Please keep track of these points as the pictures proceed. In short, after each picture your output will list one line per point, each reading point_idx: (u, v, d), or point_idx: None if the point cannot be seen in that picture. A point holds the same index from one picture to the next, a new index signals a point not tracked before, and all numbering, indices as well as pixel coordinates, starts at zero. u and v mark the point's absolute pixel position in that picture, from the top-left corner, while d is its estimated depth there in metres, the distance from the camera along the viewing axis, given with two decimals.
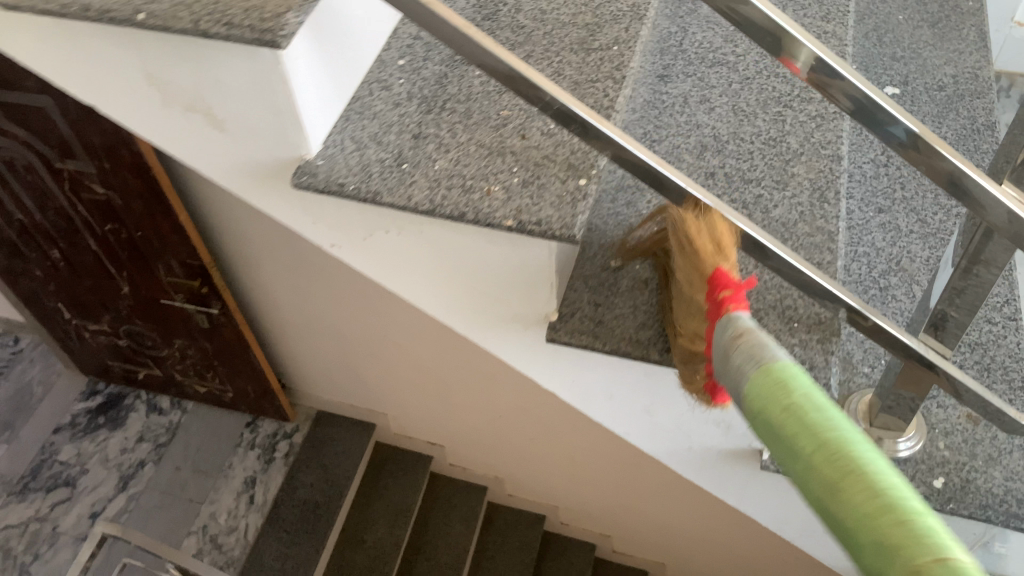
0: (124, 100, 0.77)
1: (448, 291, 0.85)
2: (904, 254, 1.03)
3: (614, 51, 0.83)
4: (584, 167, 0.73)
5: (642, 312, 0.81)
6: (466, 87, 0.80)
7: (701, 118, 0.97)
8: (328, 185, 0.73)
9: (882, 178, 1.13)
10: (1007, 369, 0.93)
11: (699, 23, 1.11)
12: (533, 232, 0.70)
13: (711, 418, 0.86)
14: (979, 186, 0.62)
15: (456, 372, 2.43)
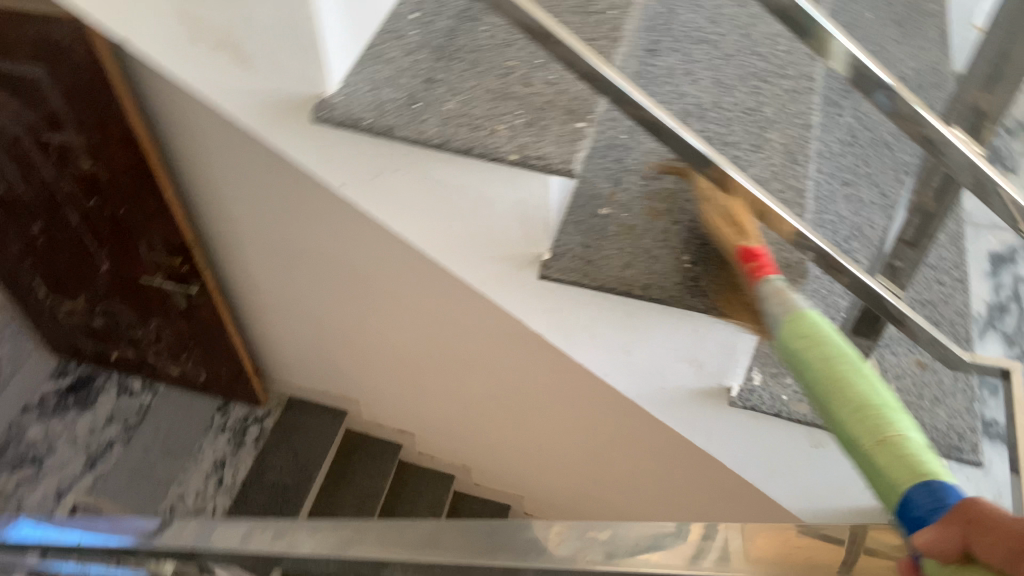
0: (154, 35, 0.82)
1: (447, 231, 0.91)
2: (865, 222, 1.13)
3: (610, 15, 0.93)
4: (583, 113, 0.81)
5: (626, 254, 0.89)
6: (474, 39, 0.89)
7: (686, 88, 1.06)
8: (346, 120, 0.79)
9: (847, 156, 1.23)
10: (954, 324, 1.03)
11: (685, 6, 1.20)
12: (535, 166, 0.77)
13: (685, 357, 0.94)
14: (936, 129, 0.74)
15: (428, 364, 2.44)
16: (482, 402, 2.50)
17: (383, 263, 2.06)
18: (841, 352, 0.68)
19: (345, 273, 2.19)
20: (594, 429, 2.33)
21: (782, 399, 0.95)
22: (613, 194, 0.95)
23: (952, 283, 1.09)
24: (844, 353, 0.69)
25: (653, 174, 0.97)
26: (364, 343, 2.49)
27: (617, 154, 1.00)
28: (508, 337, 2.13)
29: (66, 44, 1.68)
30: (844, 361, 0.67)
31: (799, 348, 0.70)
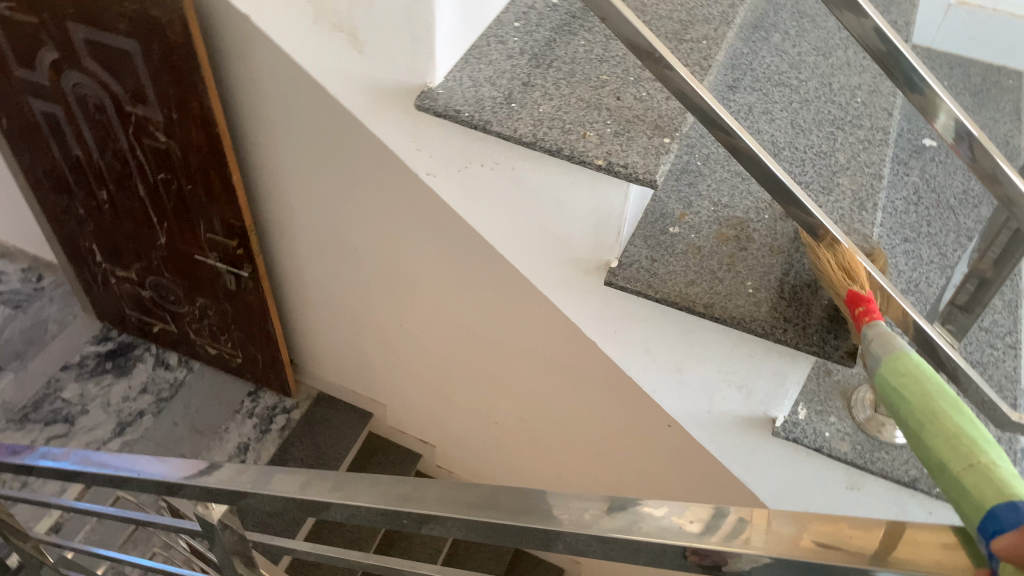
0: (279, 15, 0.89)
1: (522, 228, 0.95)
2: (922, 279, 1.15)
3: (704, 45, 0.97)
4: (670, 130, 0.85)
5: (692, 271, 0.92)
6: (572, 53, 0.94)
7: (762, 126, 1.11)
8: (446, 111, 0.84)
9: (910, 214, 1.26)
10: (1002, 386, 1.05)
11: (768, 49, 1.25)
12: (619, 174, 0.81)
13: (734, 382, 0.97)
14: (1011, 180, 0.79)
15: (460, 374, 2.47)
16: (508, 418, 2.52)
17: (430, 270, 2.11)
18: (932, 389, 0.63)
19: (391, 274, 2.24)
20: (615, 461, 2.33)
21: (824, 434, 0.96)
22: (683, 215, 0.99)
23: (1003, 347, 1.11)
24: (941, 388, 0.63)
25: (724, 202, 1.00)
26: (399, 346, 2.53)
27: (690, 179, 1.03)
28: (543, 357, 2.15)
29: (165, 20, 1.75)
30: (936, 394, 0.62)
31: (895, 386, 0.66)
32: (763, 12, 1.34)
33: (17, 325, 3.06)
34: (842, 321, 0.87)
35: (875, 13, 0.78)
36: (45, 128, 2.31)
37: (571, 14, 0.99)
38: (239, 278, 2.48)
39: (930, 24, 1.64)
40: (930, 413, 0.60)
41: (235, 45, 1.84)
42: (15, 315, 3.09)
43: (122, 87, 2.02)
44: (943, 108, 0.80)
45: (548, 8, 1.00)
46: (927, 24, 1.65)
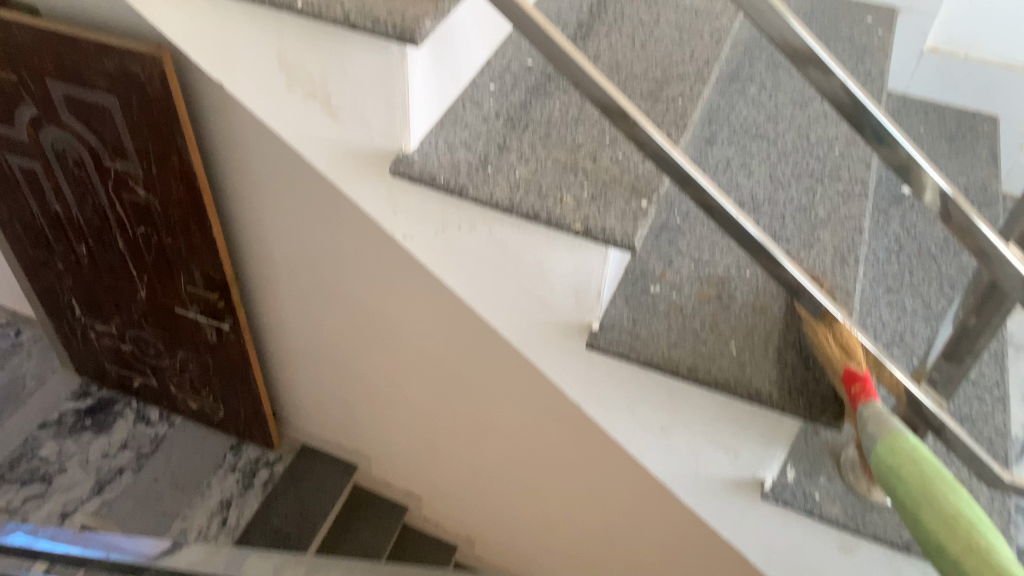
0: (251, 77, 0.87)
1: (502, 291, 0.94)
2: (906, 330, 1.14)
3: (679, 104, 0.97)
4: (647, 191, 0.84)
5: (675, 332, 0.90)
6: (548, 113, 0.94)
7: (741, 180, 1.12)
8: (422, 175, 0.83)
9: (892, 264, 1.25)
10: (992, 441, 1.03)
11: (744, 102, 1.27)
12: (597, 238, 0.79)
13: (722, 445, 0.95)
14: (992, 243, 0.75)
15: (447, 424, 2.42)
16: (496, 469, 2.47)
17: (416, 322, 2.10)
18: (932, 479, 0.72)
19: (375, 326, 2.22)
20: (607, 509, 2.30)
21: (813, 496, 0.95)
22: (664, 273, 0.98)
23: (991, 398, 1.10)
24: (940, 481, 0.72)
25: (705, 259, 1.00)
26: (383, 398, 2.50)
27: (669, 237, 1.03)
28: (529, 407, 2.13)
29: (143, 77, 1.74)
30: (940, 486, 0.71)
31: (897, 467, 0.74)
32: (738, 64, 1.35)
33: None
34: (829, 381, 0.85)
35: (841, 71, 0.83)
36: (22, 183, 2.28)
37: (546, 76, 1.00)
38: (220, 331, 2.44)
39: (903, 69, 1.66)
40: (942, 510, 0.69)
41: (214, 100, 1.84)
42: None
43: (101, 143, 2.01)
44: (929, 184, 0.81)
45: (523, 69, 1.01)
46: (900, 70, 1.67)
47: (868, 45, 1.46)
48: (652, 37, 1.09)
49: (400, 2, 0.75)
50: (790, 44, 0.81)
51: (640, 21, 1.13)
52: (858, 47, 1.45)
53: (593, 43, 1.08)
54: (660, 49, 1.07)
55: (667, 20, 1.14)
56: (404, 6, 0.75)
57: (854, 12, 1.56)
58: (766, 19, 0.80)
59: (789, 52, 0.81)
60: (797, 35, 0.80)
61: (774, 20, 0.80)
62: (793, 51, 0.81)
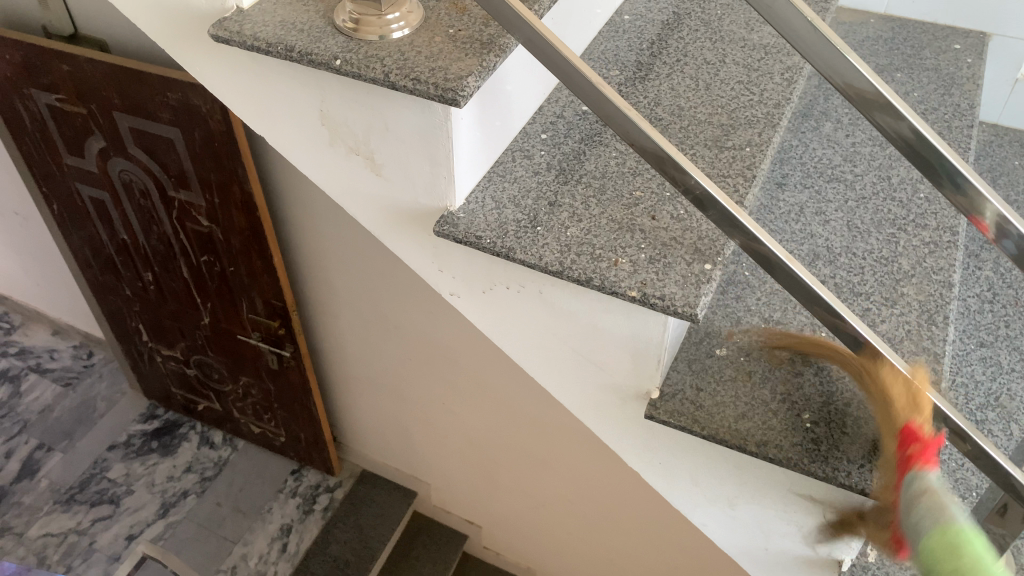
0: (293, 131, 0.83)
1: (553, 352, 0.88)
2: (1002, 390, 1.04)
3: (746, 151, 0.91)
4: (711, 253, 0.78)
5: (743, 402, 0.83)
6: (602, 165, 0.89)
7: (816, 229, 1.04)
8: (468, 238, 0.78)
9: (985, 314, 1.15)
10: None
11: (819, 142, 1.19)
12: (655, 305, 0.73)
13: (794, 519, 0.86)
14: None
15: (508, 451, 2.34)
16: (560, 499, 2.38)
17: (477, 353, 2.07)
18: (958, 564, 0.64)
19: (434, 359, 2.20)
20: (680, 544, 2.19)
21: None
22: (731, 333, 0.91)
23: None
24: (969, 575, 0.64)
25: (775, 318, 0.92)
26: (440, 428, 2.47)
27: (737, 292, 0.95)
28: (591, 444, 2.09)
29: (205, 111, 1.76)
30: None
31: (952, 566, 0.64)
32: (811, 99, 1.28)
33: (68, 403, 3.03)
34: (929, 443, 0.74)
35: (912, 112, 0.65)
36: (92, 212, 2.34)
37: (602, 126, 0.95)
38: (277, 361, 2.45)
39: (996, 99, 1.55)
40: None
41: None
42: (66, 394, 3.06)
43: (166, 174, 2.03)
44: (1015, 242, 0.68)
45: (577, 115, 0.96)
46: (992, 99, 1.55)
47: (956, 75, 1.36)
48: (717, 77, 1.03)
49: (441, 58, 0.71)
50: (854, 86, 0.65)
51: (705, 60, 1.07)
52: (945, 78, 1.35)
53: (653, 85, 1.02)
54: (725, 91, 1.01)
55: (733, 59, 1.08)
56: (447, 63, 0.70)
57: (938, 39, 1.46)
58: (819, 53, 0.66)
59: (852, 96, 0.65)
60: (863, 77, 0.64)
61: (830, 55, 0.65)
62: (858, 94, 0.65)
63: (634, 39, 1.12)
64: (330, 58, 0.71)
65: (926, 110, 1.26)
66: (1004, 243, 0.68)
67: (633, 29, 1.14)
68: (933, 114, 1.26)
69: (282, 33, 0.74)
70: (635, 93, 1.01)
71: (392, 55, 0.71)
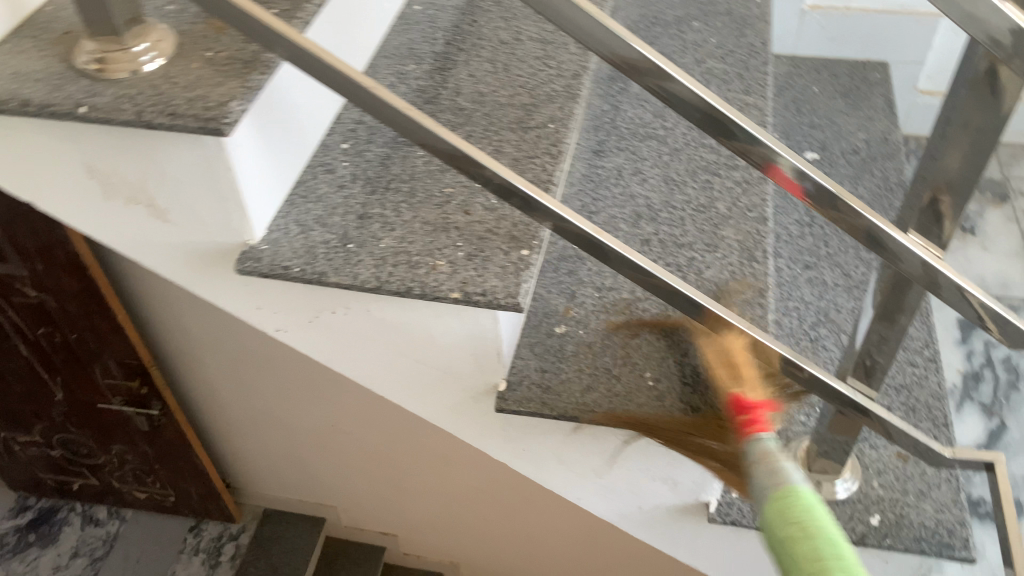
0: (63, 190, 0.76)
1: (396, 367, 0.85)
2: (830, 305, 1.09)
3: (550, 128, 0.90)
4: (526, 238, 0.77)
5: (586, 374, 0.83)
6: (409, 167, 0.86)
7: (635, 188, 1.05)
8: (274, 269, 0.73)
9: (807, 238, 1.20)
10: (930, 408, 1.00)
11: (631, 101, 1.20)
12: (479, 302, 0.71)
13: (659, 476, 0.88)
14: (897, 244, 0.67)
15: (423, 474, 2.11)
16: (487, 518, 2.16)
17: None
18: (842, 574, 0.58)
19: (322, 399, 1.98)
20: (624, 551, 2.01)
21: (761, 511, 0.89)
22: (568, 309, 0.91)
23: (924, 364, 1.06)
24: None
25: (607, 285, 0.93)
26: (338, 469, 2.26)
27: (570, 266, 0.96)
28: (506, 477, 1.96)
29: None
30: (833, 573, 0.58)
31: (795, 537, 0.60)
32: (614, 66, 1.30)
33: None
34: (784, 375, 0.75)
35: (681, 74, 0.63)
36: None
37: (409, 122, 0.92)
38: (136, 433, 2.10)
39: (788, 32, 1.62)
40: None
41: None
42: None
43: None
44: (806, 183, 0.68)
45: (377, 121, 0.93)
46: (784, 34, 1.63)
47: (748, 16, 1.40)
48: (517, 56, 1.02)
49: (200, 86, 0.66)
50: (620, 55, 0.62)
51: (500, 40, 1.06)
52: (737, 20, 1.40)
53: (453, 75, 1.00)
54: (523, 69, 1.00)
55: (528, 35, 1.07)
56: (207, 90, 0.65)
57: None
58: (578, 26, 0.61)
59: (621, 65, 0.62)
60: (627, 45, 0.61)
61: (591, 27, 0.61)
62: (626, 63, 0.62)
63: (428, 30, 1.10)
64: (73, 106, 0.64)
65: (724, 54, 1.30)
66: (804, 184, 0.68)
67: (425, 20, 1.12)
68: (732, 57, 1.30)
69: (15, 87, 0.67)
70: (434, 85, 0.98)
71: (143, 90, 0.66)
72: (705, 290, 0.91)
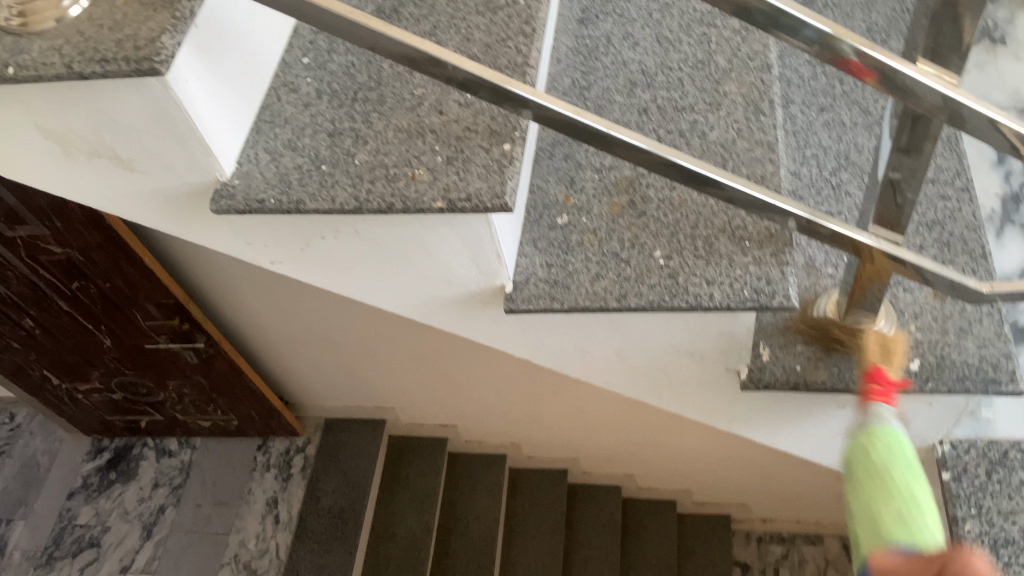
0: (30, 155, 0.74)
1: (398, 283, 0.84)
2: (850, 147, 1.04)
3: (521, 5, 0.84)
4: (507, 131, 0.73)
5: (592, 262, 0.81)
6: (376, 71, 0.81)
7: (627, 55, 0.98)
8: (249, 204, 0.71)
9: (819, 78, 1.13)
10: (969, 242, 0.95)
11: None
12: (464, 208, 0.69)
13: (684, 351, 0.86)
14: (912, 80, 0.58)
15: (491, 358, 1.95)
16: (567, 392, 2.00)
17: None
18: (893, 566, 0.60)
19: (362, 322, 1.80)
20: None
21: (797, 370, 0.84)
22: (568, 197, 0.87)
23: (959, 196, 1.00)
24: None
25: (608, 164, 0.89)
26: (395, 373, 2.13)
27: (565, 149, 0.92)
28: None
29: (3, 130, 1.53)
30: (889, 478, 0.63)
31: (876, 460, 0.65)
32: None
33: None
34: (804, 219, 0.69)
35: None
36: None
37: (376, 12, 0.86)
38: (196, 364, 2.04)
39: None
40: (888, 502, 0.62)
41: None
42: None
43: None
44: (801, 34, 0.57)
45: None
46: None
47: None
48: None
49: (128, 24, 0.62)
50: None
51: None
52: None
53: None
54: None
55: None
56: (135, 28, 0.61)
57: None
58: None
59: None
60: None
61: None
62: None
63: None
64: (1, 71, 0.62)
65: None
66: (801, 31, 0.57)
67: None
68: None
69: None
70: None
71: (70, 38, 0.63)
72: (710, 158, 0.85)
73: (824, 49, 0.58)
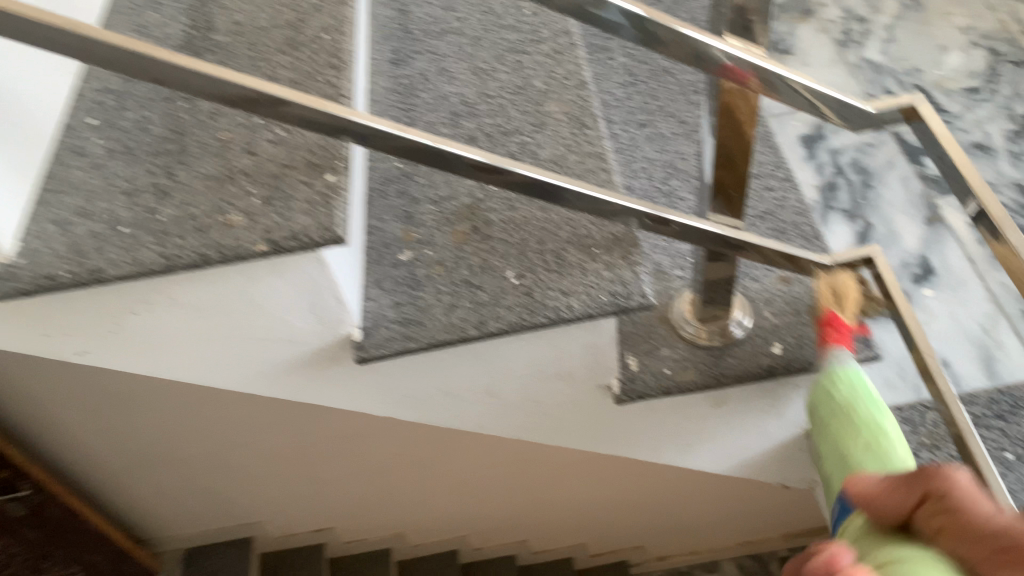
0: None
1: (231, 350, 0.78)
2: (674, 156, 1.06)
3: (325, 41, 0.79)
4: (328, 161, 0.72)
5: (440, 290, 0.77)
6: (172, 120, 0.77)
7: (445, 89, 0.96)
8: (37, 282, 0.65)
9: (634, 97, 1.15)
10: (798, 226, 0.99)
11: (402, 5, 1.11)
12: (292, 248, 0.66)
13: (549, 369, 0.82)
14: (728, 53, 0.59)
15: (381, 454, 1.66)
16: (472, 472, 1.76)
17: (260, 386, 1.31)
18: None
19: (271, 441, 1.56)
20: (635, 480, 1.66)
21: (665, 373, 0.82)
22: (409, 234, 0.83)
23: (782, 187, 1.04)
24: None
25: (444, 195, 0.85)
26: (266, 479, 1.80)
27: (398, 186, 0.87)
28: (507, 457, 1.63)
29: None
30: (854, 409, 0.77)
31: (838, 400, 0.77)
32: None
33: None
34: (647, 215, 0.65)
35: None
36: None
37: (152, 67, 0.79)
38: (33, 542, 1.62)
39: None
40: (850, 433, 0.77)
41: None
42: None
43: None
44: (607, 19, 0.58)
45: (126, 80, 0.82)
46: None
47: None
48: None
49: None
50: None
51: None
52: None
53: (208, 11, 0.87)
54: None
55: None
56: None
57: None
58: None
59: None
60: None
61: None
62: None
63: None
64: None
65: None
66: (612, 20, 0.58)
67: None
68: None
69: None
70: (189, 29, 0.85)
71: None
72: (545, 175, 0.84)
73: (636, 34, 0.59)
